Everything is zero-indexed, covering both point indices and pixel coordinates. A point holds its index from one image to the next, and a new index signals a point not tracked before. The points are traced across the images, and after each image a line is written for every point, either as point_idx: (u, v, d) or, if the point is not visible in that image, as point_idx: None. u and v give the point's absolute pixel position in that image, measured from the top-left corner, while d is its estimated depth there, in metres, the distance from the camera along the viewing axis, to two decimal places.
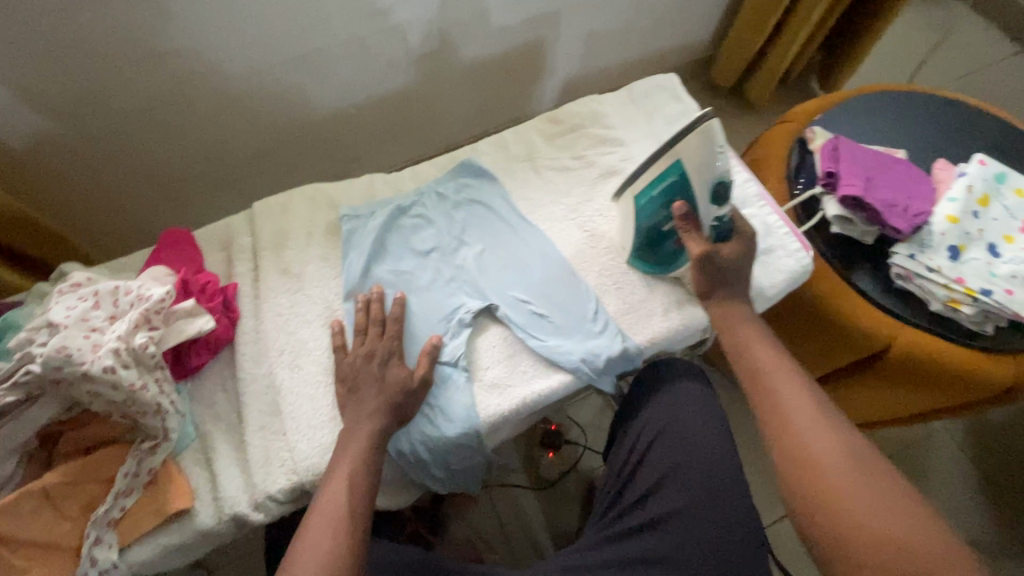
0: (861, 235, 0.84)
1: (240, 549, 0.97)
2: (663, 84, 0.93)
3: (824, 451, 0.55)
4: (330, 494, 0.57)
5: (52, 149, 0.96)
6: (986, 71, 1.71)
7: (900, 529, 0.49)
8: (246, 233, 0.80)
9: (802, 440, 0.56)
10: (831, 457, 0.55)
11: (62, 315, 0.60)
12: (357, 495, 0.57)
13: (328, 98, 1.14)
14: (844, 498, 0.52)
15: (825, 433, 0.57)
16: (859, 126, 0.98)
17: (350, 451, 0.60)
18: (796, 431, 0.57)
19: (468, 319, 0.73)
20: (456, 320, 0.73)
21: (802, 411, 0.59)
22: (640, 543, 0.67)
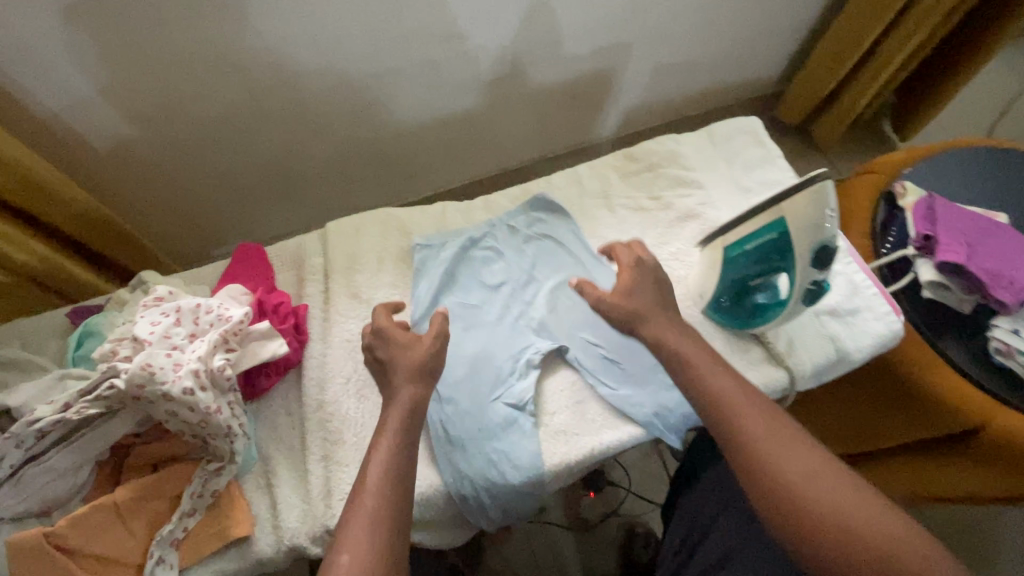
0: (957, 303, 0.79)
1: None
2: (745, 127, 0.90)
3: (804, 470, 0.49)
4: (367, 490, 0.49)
5: (134, 154, 0.99)
6: None
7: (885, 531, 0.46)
8: (318, 253, 0.80)
9: (757, 444, 0.51)
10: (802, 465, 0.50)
11: (145, 330, 0.60)
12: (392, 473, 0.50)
13: (396, 117, 1.15)
14: (839, 516, 0.47)
15: (795, 447, 0.51)
16: (951, 183, 0.92)
17: None
18: (758, 442, 0.51)
19: (536, 361, 0.71)
20: (524, 361, 0.71)
21: (752, 412, 0.53)
22: None
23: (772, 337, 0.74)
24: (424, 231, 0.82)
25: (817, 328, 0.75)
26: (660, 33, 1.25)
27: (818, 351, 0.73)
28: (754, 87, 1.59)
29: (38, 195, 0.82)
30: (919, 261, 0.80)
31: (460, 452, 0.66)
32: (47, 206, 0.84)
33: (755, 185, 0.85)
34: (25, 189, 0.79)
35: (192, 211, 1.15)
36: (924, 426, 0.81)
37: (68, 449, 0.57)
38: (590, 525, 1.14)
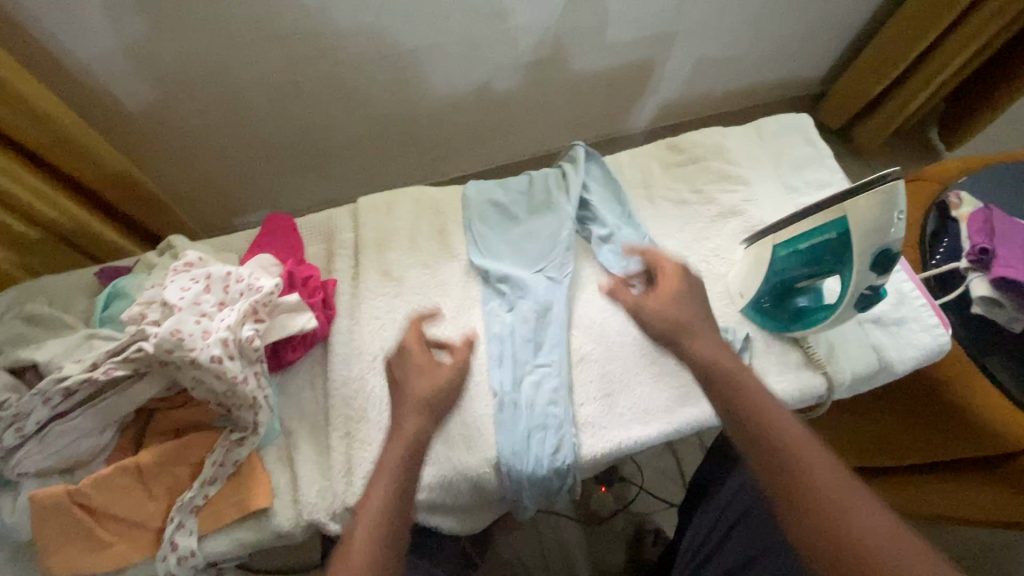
0: (1007, 321, 0.75)
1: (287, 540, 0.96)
2: (794, 124, 0.87)
3: (818, 473, 0.51)
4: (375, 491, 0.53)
5: (167, 118, 0.98)
6: None
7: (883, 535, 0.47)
8: (348, 228, 0.79)
9: (785, 443, 0.53)
10: (821, 468, 0.51)
11: (176, 295, 0.59)
12: (397, 498, 0.53)
13: (429, 95, 1.13)
14: (825, 488, 0.50)
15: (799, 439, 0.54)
16: (1009, 196, 0.88)
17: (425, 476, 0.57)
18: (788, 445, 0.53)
19: (554, 316, 0.71)
20: (542, 314, 0.71)
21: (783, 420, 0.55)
22: None
23: (813, 342, 0.71)
24: (459, 213, 0.80)
25: (859, 337, 0.72)
26: (709, 23, 1.21)
27: (860, 360, 0.70)
28: (799, 84, 1.53)
29: (70, 150, 0.81)
30: (971, 275, 0.77)
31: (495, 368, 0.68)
32: (76, 161, 0.83)
33: (803, 186, 0.82)
34: (57, 144, 0.78)
35: (222, 179, 1.14)
36: (959, 446, 0.79)
37: (93, 409, 0.57)
38: (601, 520, 1.12)
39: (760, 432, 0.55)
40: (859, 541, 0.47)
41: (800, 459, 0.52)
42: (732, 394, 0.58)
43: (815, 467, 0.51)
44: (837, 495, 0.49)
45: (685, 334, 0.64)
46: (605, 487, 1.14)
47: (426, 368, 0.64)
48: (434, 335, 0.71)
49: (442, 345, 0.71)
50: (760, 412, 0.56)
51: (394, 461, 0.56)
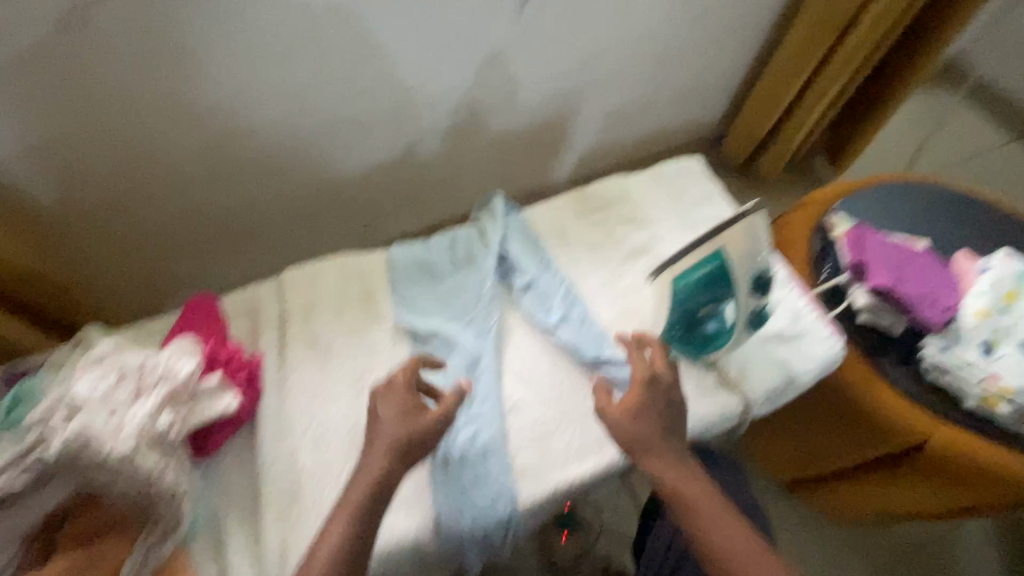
0: (889, 324, 0.84)
1: None
2: (687, 166, 0.96)
3: (711, 515, 0.61)
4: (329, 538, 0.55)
5: (82, 209, 0.97)
6: (992, 154, 1.74)
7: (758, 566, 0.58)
8: (274, 301, 0.79)
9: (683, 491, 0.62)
10: (714, 511, 0.61)
11: (86, 391, 0.56)
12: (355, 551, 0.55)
13: (353, 164, 1.17)
14: (715, 533, 0.60)
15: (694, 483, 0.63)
16: (876, 213, 1.00)
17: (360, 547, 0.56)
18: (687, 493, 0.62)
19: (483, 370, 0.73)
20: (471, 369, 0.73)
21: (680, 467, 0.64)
22: None
23: (724, 363, 0.77)
24: (385, 275, 0.82)
25: (765, 354, 0.78)
26: (610, 81, 1.33)
27: (768, 376, 0.77)
28: (700, 128, 1.69)
29: None
30: (853, 286, 0.86)
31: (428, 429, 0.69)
32: None
33: (700, 220, 0.90)
34: None
35: (146, 264, 1.12)
36: (871, 446, 0.85)
37: None
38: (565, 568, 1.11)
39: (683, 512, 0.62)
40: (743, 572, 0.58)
41: (715, 533, 0.60)
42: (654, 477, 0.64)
43: (709, 511, 0.61)
44: (724, 534, 0.59)
45: (645, 450, 0.65)
46: (566, 532, 1.13)
47: (406, 412, 0.62)
48: (365, 400, 0.72)
49: None
50: (660, 459, 0.64)
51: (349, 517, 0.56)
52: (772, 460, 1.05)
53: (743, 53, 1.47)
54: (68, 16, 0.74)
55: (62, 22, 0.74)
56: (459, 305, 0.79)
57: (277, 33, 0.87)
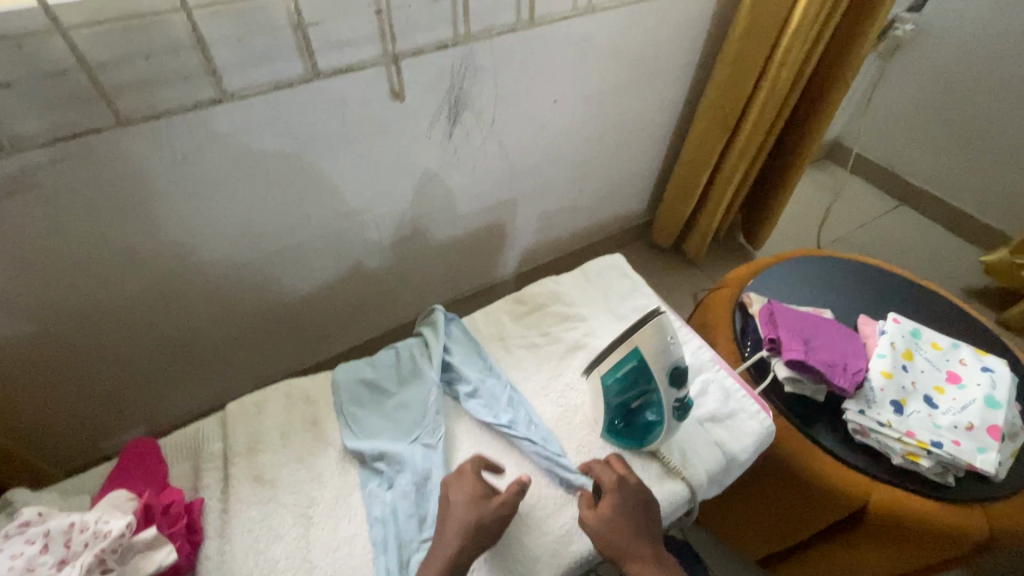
0: (812, 392, 0.90)
1: None
2: (611, 263, 1.05)
3: None
4: None
5: (15, 359, 0.95)
6: (886, 217, 1.95)
7: None
8: (217, 438, 0.78)
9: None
10: None
11: (4, 566, 0.55)
12: None
13: (302, 284, 1.21)
14: None
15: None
16: (785, 288, 1.11)
17: None
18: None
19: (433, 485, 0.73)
20: (422, 486, 0.73)
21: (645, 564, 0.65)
22: None
23: (666, 452, 0.79)
24: (332, 398, 0.84)
25: (703, 435, 0.82)
26: (539, 187, 1.46)
27: (709, 458, 0.80)
28: (629, 218, 1.85)
29: None
30: (773, 360, 0.93)
31: (379, 556, 0.67)
32: None
33: (629, 312, 0.97)
34: None
35: (83, 406, 1.08)
36: (821, 514, 0.88)
37: None
38: None
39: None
40: None
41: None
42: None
43: None
44: None
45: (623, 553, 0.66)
46: None
47: (477, 500, 0.67)
48: (313, 535, 0.70)
49: (322, 543, 0.69)
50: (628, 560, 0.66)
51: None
52: (737, 541, 1.05)
53: (654, 153, 1.66)
54: (14, 181, 0.78)
55: (8, 187, 0.78)
56: (407, 419, 0.81)
57: (222, 178, 0.94)
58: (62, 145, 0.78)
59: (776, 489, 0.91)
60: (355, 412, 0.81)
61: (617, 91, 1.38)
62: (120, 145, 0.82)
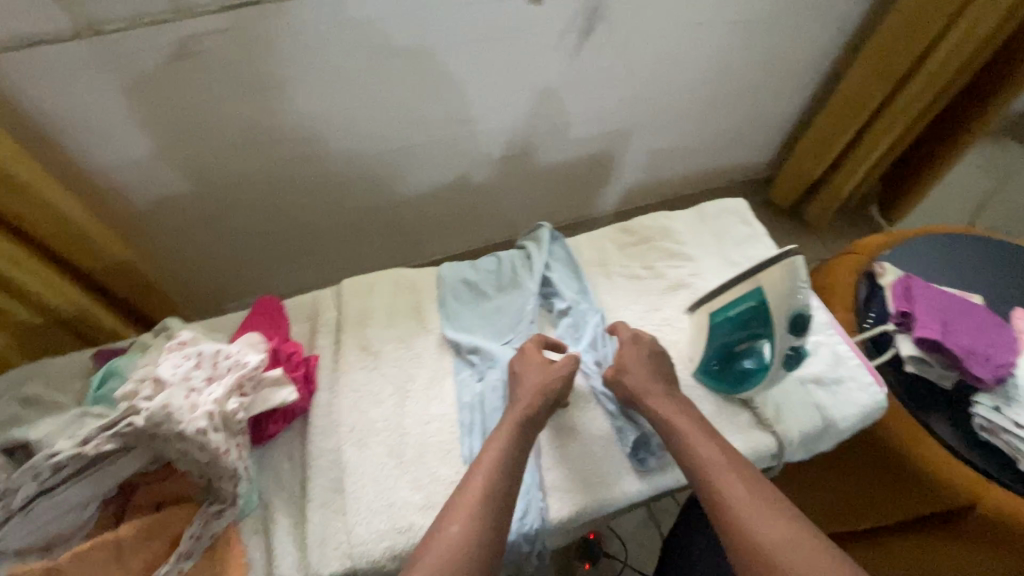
0: (938, 377, 0.81)
1: None
2: (731, 206, 0.98)
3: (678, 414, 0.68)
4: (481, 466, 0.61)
5: (172, 211, 1.08)
6: None
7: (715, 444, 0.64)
8: (332, 307, 0.85)
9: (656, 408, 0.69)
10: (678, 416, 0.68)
11: (168, 372, 0.64)
12: (494, 489, 0.59)
13: (412, 186, 1.25)
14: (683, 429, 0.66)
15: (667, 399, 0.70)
16: (927, 265, 0.98)
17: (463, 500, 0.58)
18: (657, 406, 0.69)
19: None
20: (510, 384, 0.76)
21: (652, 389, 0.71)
22: None
23: (760, 403, 0.76)
24: (435, 291, 0.88)
25: (803, 396, 0.77)
26: (659, 122, 1.37)
27: (806, 419, 0.75)
28: (747, 170, 1.70)
29: (78, 245, 0.89)
30: (899, 336, 0.84)
31: (465, 437, 0.72)
32: (82, 253, 0.91)
33: (742, 260, 0.91)
34: (66, 238, 0.87)
35: (216, 267, 1.22)
36: (914, 506, 0.83)
37: (82, 484, 0.60)
38: None
39: (704, 475, 0.61)
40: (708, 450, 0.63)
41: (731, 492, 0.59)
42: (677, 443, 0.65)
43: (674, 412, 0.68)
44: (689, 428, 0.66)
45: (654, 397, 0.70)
46: (587, 563, 1.09)
47: (539, 366, 0.72)
48: (408, 406, 0.76)
49: (415, 415, 0.75)
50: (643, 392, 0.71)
51: (493, 461, 0.61)
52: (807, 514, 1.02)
53: (794, 99, 1.48)
54: (184, 45, 0.85)
55: (179, 50, 0.85)
56: (502, 322, 0.83)
57: (355, 66, 0.97)
58: (226, 15, 0.83)
59: (868, 468, 0.86)
60: (454, 307, 0.85)
61: (769, 19, 1.22)
62: (274, 21, 0.86)
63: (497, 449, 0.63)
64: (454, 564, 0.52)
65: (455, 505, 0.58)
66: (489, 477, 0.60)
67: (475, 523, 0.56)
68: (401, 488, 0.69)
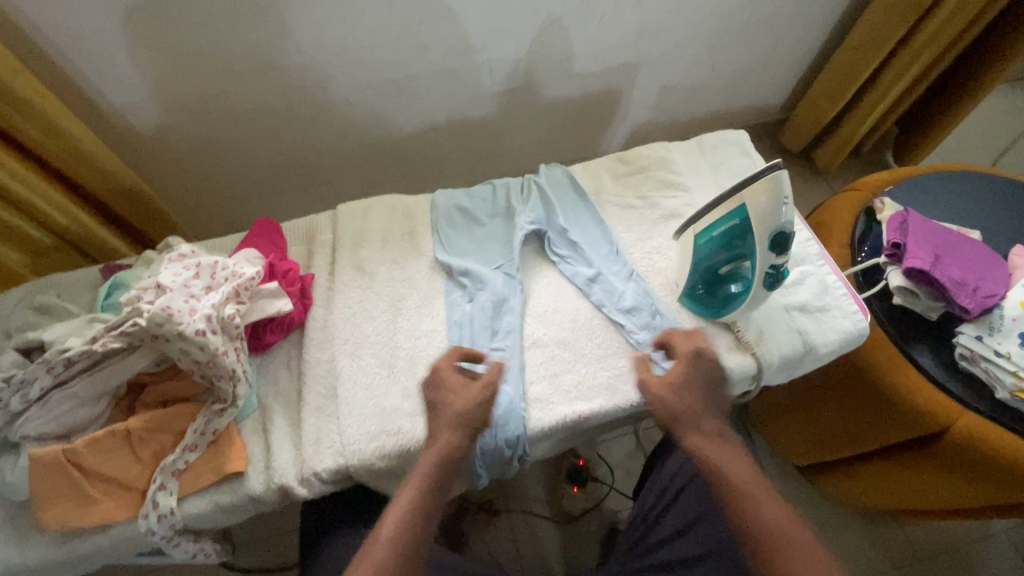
0: (924, 309, 0.82)
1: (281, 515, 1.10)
2: (732, 138, 0.96)
3: (748, 481, 0.64)
4: (400, 506, 0.59)
5: (171, 137, 1.08)
6: None
7: (783, 522, 0.61)
8: (328, 230, 0.88)
9: (719, 468, 0.65)
10: (748, 482, 0.64)
11: (169, 279, 0.67)
12: (412, 531, 0.57)
13: (412, 120, 1.24)
14: (748, 498, 0.63)
15: (729, 458, 0.66)
16: (929, 202, 0.97)
17: (380, 537, 0.57)
18: (720, 467, 0.65)
19: (504, 305, 0.78)
20: (497, 306, 0.78)
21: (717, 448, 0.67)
22: None
23: (741, 327, 0.78)
24: (428, 217, 0.89)
25: (787, 321, 0.78)
26: (666, 56, 1.32)
27: (786, 344, 0.77)
28: (759, 111, 1.65)
29: (83, 165, 0.90)
30: (889, 268, 0.84)
31: (454, 351, 0.75)
32: (86, 174, 0.92)
33: None
34: (70, 156, 0.88)
35: (219, 196, 1.24)
36: (891, 432, 0.85)
37: (92, 378, 0.64)
38: (572, 519, 1.15)
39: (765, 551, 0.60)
40: (773, 528, 0.61)
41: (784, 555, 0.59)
42: (729, 493, 0.64)
43: (742, 477, 0.65)
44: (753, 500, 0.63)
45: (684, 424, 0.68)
46: (577, 486, 1.16)
47: (460, 387, 0.67)
48: (400, 323, 0.78)
49: (407, 330, 0.78)
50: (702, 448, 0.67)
51: (417, 496, 0.60)
52: (786, 443, 1.07)
53: (813, 33, 1.41)
54: None
55: None
56: (495, 249, 0.84)
57: None
58: None
59: (848, 396, 0.88)
60: (448, 232, 0.86)
61: None
62: None
63: (411, 501, 0.59)
64: None
65: (375, 543, 0.57)
66: (404, 516, 0.58)
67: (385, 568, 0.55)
68: (391, 395, 0.72)
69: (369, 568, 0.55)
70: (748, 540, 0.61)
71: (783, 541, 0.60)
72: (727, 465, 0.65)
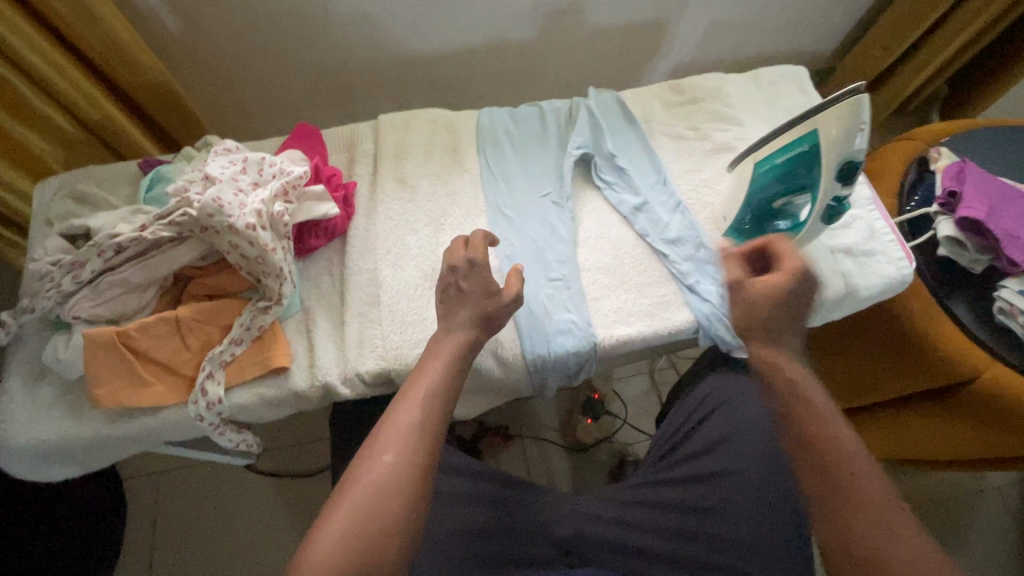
0: (969, 262, 0.81)
1: (307, 419, 1.15)
2: (790, 74, 0.92)
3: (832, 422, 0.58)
4: (410, 399, 0.56)
5: (200, 37, 1.03)
6: None
7: (861, 473, 0.55)
8: (369, 140, 0.86)
9: (800, 404, 0.60)
10: (835, 425, 0.58)
11: (217, 171, 0.66)
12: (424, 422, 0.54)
13: (449, 37, 1.18)
14: (828, 438, 0.57)
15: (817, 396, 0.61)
16: (985, 156, 0.93)
17: (396, 426, 0.54)
18: (808, 404, 0.60)
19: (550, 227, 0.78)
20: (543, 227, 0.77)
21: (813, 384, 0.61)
22: (688, 490, 0.74)
23: None
24: (472, 135, 0.87)
25: (832, 263, 0.77)
26: None
27: (829, 284, 0.76)
28: (807, 57, 1.57)
29: (116, 56, 0.86)
30: (940, 218, 0.83)
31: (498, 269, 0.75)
32: (120, 69, 0.89)
33: None
34: (104, 46, 0.84)
35: (248, 103, 1.21)
36: (919, 376, 0.85)
37: (143, 265, 0.64)
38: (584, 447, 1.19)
39: (834, 494, 0.55)
40: (848, 474, 0.55)
41: (869, 518, 0.53)
42: (807, 432, 0.58)
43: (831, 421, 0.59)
44: (835, 442, 0.57)
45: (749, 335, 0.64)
46: (591, 419, 1.15)
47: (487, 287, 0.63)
48: (443, 238, 0.78)
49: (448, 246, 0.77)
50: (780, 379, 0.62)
51: (425, 390, 0.56)
52: None
53: None
54: None
55: None
56: (540, 172, 0.83)
57: None
58: None
59: (879, 342, 0.89)
60: (492, 153, 0.84)
61: None
62: None
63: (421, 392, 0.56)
64: (375, 499, 0.49)
65: (385, 431, 0.54)
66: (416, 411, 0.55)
67: (406, 456, 0.52)
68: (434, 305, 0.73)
69: (385, 448, 0.53)
70: (814, 479, 0.57)
71: (861, 492, 0.54)
72: (801, 395, 0.60)
